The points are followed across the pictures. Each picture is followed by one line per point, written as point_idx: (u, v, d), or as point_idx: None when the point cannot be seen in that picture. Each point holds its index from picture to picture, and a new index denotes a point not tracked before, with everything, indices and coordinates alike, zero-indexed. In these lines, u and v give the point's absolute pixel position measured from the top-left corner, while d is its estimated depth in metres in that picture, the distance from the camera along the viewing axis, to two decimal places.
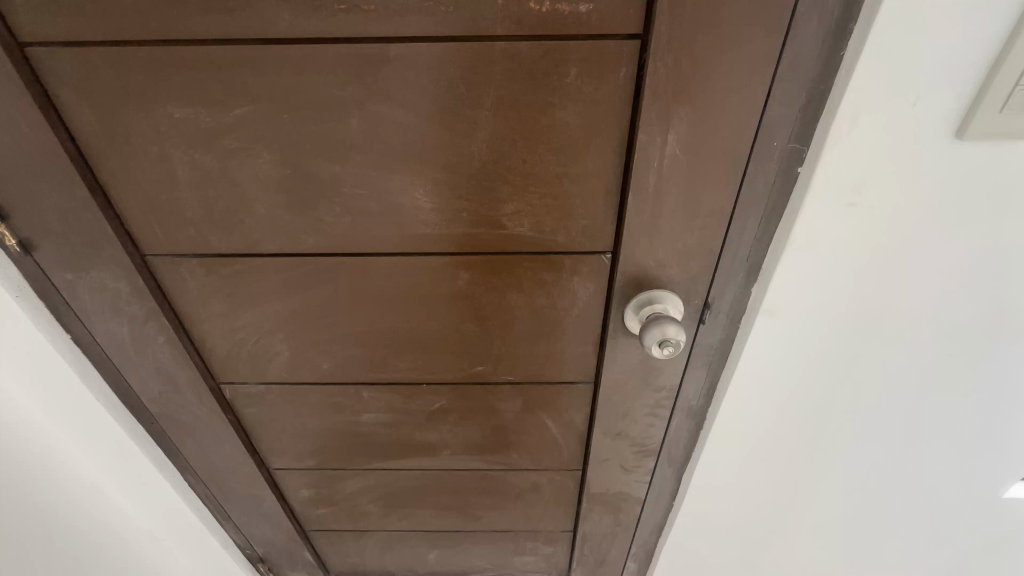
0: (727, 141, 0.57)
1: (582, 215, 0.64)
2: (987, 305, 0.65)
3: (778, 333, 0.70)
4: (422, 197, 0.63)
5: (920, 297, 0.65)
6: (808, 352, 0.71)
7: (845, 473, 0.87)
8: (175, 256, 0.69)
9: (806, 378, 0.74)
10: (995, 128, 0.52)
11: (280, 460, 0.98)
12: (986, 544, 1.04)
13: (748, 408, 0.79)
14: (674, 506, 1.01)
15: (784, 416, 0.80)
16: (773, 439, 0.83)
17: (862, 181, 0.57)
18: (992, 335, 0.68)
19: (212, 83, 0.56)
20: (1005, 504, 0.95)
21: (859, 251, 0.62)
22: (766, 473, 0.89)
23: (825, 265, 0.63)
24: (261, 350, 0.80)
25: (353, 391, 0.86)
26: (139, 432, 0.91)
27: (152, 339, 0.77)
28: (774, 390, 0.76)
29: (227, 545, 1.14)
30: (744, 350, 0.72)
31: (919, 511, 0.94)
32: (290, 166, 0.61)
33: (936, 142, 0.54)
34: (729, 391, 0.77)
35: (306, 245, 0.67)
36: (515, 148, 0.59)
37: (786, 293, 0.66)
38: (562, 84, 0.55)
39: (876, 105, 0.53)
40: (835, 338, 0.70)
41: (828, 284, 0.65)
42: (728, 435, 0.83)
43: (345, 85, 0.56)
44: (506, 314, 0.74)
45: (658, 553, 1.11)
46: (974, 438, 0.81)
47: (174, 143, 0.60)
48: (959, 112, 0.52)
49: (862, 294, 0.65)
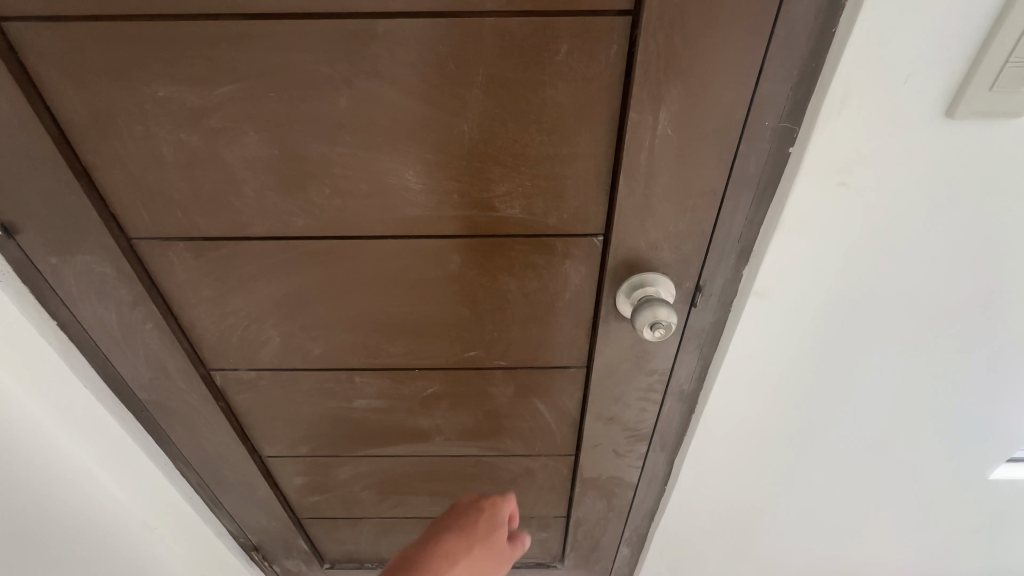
0: (719, 121, 0.57)
1: (573, 196, 0.64)
2: (976, 286, 0.66)
3: (769, 314, 0.70)
4: (413, 178, 0.62)
5: (910, 278, 0.65)
6: (798, 334, 0.72)
7: (833, 454, 0.89)
8: (162, 240, 0.68)
9: (796, 359, 0.75)
10: (987, 107, 0.52)
11: (274, 448, 0.98)
12: (971, 525, 1.06)
13: (739, 390, 0.80)
14: (666, 490, 1.02)
15: (774, 398, 0.81)
16: (763, 420, 0.84)
17: (853, 160, 0.57)
18: (979, 316, 0.69)
19: (197, 59, 0.54)
20: (989, 486, 0.97)
21: (848, 231, 0.62)
22: (757, 456, 0.90)
23: (815, 246, 0.64)
24: (251, 336, 0.79)
25: (345, 377, 0.85)
26: (130, 420, 0.91)
27: (141, 325, 0.77)
28: (765, 372, 0.77)
29: (221, 534, 1.14)
30: (736, 332, 0.73)
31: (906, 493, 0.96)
32: (277, 146, 0.60)
33: (924, 122, 0.54)
34: (720, 373, 0.78)
35: (296, 228, 0.67)
36: (507, 131, 0.59)
37: (778, 274, 0.66)
38: (553, 62, 0.55)
39: (866, 82, 0.53)
40: (826, 320, 0.70)
41: (819, 266, 0.65)
42: (718, 417, 0.84)
43: (333, 63, 0.55)
44: (497, 297, 0.74)
45: (651, 538, 1.12)
46: (960, 418, 0.82)
47: (159, 122, 0.58)
48: (950, 89, 0.52)
49: (851, 274, 0.66)
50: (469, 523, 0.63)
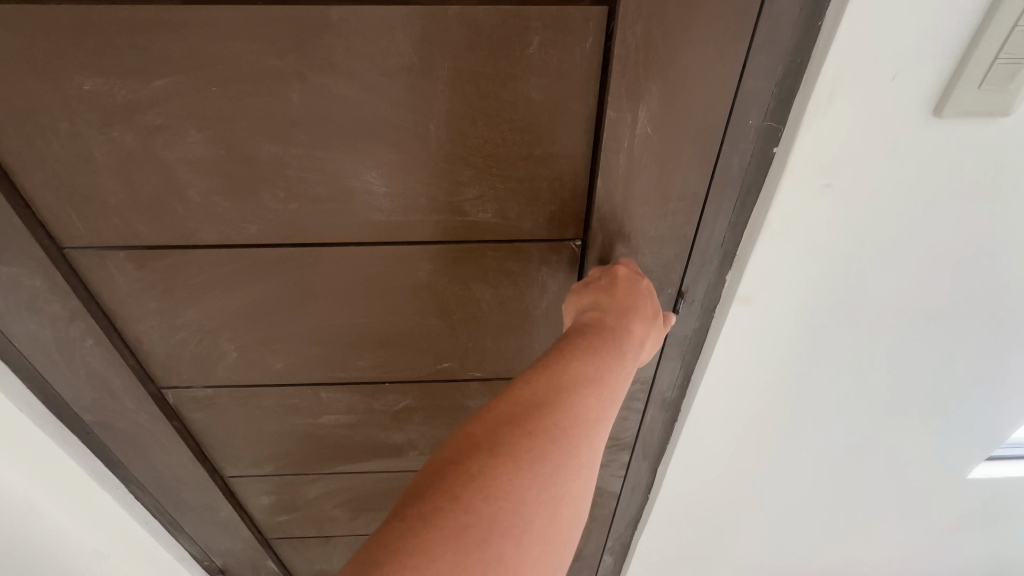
0: (701, 121, 0.54)
1: (550, 199, 0.60)
2: (961, 287, 0.64)
3: (753, 319, 0.68)
4: (376, 181, 0.57)
5: (895, 280, 0.64)
6: (784, 338, 0.70)
7: (817, 458, 0.87)
8: (100, 249, 0.62)
9: (781, 365, 0.73)
10: (976, 105, 0.50)
11: (236, 467, 0.93)
12: (953, 524, 1.06)
13: (723, 396, 0.78)
14: (649, 499, 0.99)
15: (760, 404, 0.78)
16: (748, 427, 0.82)
17: (839, 160, 0.55)
18: (964, 316, 0.67)
19: (125, 48, 0.48)
20: (972, 486, 0.96)
21: (835, 234, 0.60)
22: (741, 462, 0.88)
23: (801, 249, 0.61)
24: (205, 351, 0.74)
25: (311, 392, 0.80)
26: (75, 444, 0.84)
27: (80, 342, 0.70)
28: (751, 379, 0.75)
29: (183, 558, 1.07)
30: (720, 338, 0.70)
31: (889, 493, 0.95)
32: (222, 146, 0.54)
33: (912, 121, 0.52)
34: (703, 381, 0.76)
35: (249, 235, 0.61)
36: (478, 130, 0.55)
37: (762, 279, 0.64)
38: (524, 55, 0.50)
39: (855, 78, 0.50)
40: (811, 325, 0.68)
41: (805, 269, 0.63)
42: (704, 424, 0.82)
43: (281, 54, 0.49)
44: (471, 306, 0.70)
45: (634, 546, 1.09)
46: (942, 419, 0.81)
47: (86, 119, 0.52)
48: (937, 86, 0.50)
49: (837, 276, 0.63)
50: (649, 297, 0.60)
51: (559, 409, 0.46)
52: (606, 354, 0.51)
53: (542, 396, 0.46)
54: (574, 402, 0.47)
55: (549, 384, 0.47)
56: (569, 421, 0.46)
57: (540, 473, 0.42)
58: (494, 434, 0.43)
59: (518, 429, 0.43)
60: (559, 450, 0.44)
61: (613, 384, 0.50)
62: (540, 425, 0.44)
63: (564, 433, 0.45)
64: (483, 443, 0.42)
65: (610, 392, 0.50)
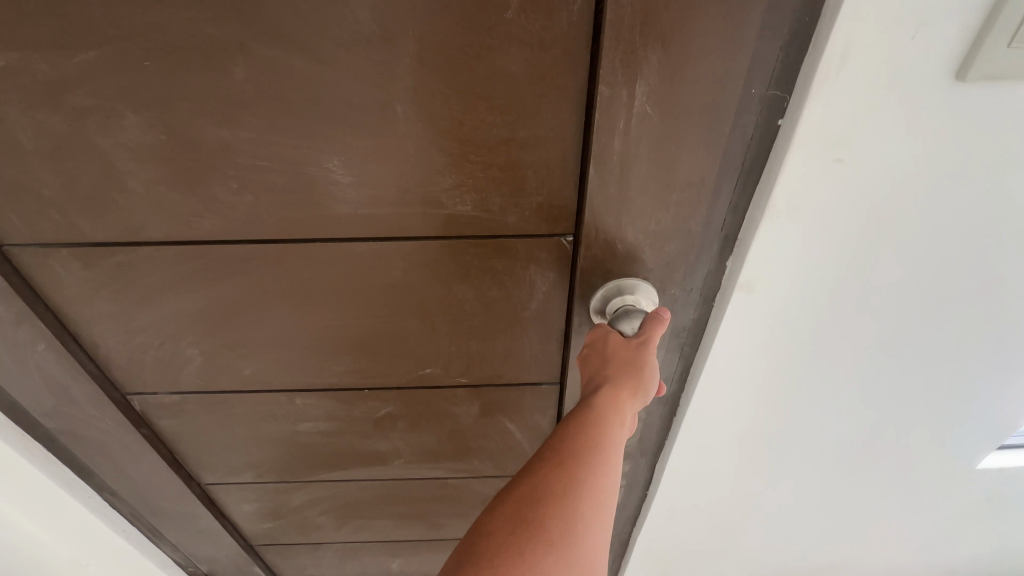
0: (709, 97, 0.46)
1: (537, 190, 0.53)
2: (982, 273, 0.57)
3: (755, 309, 0.61)
4: (338, 170, 0.51)
5: (910, 266, 0.57)
6: (787, 331, 0.63)
7: (821, 455, 0.81)
8: (41, 247, 0.56)
9: (784, 359, 0.66)
10: (1005, 67, 0.44)
11: (214, 474, 0.88)
12: (968, 519, 1.01)
13: (724, 392, 0.71)
14: (648, 497, 0.92)
15: (762, 401, 0.72)
16: (749, 425, 0.76)
17: (852, 130, 0.48)
18: (986, 304, 0.60)
19: (39, 16, 0.42)
20: (988, 481, 0.91)
21: (844, 216, 0.53)
22: (741, 461, 0.82)
23: (808, 232, 0.55)
24: (168, 356, 0.68)
25: (285, 399, 0.75)
26: (40, 452, 0.79)
27: (31, 346, 0.65)
28: (751, 374, 0.68)
29: (166, 565, 1.04)
30: (719, 330, 0.64)
31: (901, 488, 0.89)
32: (164, 131, 0.48)
33: (933, 86, 0.45)
34: (702, 375, 0.69)
35: (202, 231, 0.55)
36: (452, 111, 0.48)
37: (765, 265, 0.57)
38: (501, 21, 0.43)
39: (869, 36, 0.43)
40: (820, 316, 0.62)
41: (811, 255, 0.56)
42: (702, 421, 0.76)
43: (221, 22, 0.43)
44: (453, 308, 0.64)
45: (632, 543, 1.03)
46: (956, 414, 0.75)
47: (6, 101, 0.46)
48: (963, 45, 0.43)
49: (846, 263, 0.57)
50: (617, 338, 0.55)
51: (522, 490, 0.44)
52: (566, 423, 0.48)
53: (511, 485, 0.45)
54: (538, 477, 0.44)
55: (512, 482, 0.46)
56: (535, 495, 0.43)
57: (507, 559, 0.40)
58: (465, 548, 0.42)
59: (481, 533, 0.43)
60: (521, 538, 0.41)
61: (581, 443, 0.46)
62: (505, 513, 0.43)
63: (529, 509, 0.42)
64: (455, 560, 0.42)
65: (576, 460, 0.45)
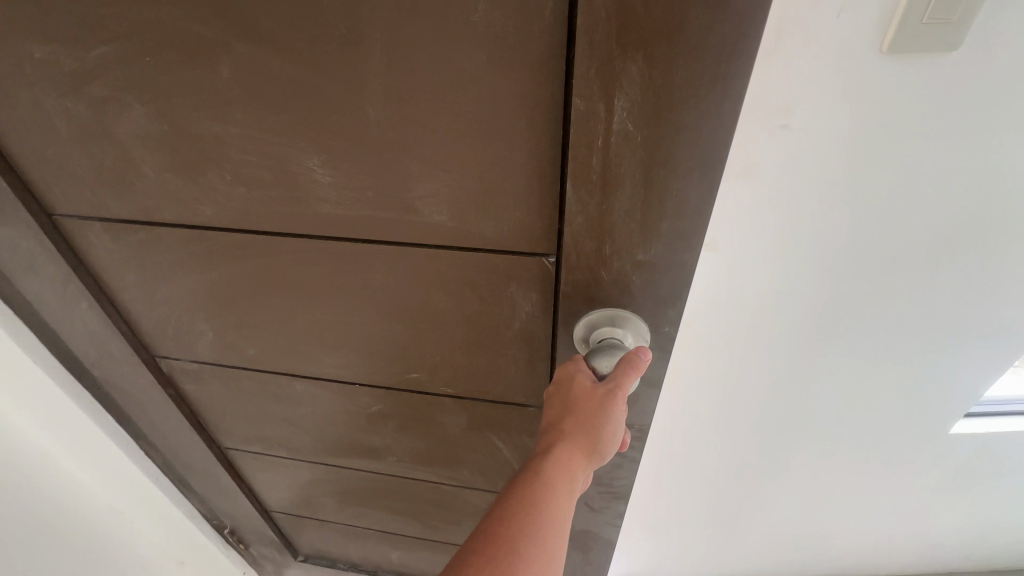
0: (701, 115, 0.40)
1: (515, 205, 0.50)
2: (940, 235, 0.61)
3: (725, 269, 0.65)
4: (318, 169, 0.51)
5: (870, 230, 0.61)
6: (756, 291, 0.67)
7: (802, 416, 0.85)
8: (80, 219, 0.63)
9: (757, 319, 0.70)
10: (928, 36, 0.47)
11: (230, 440, 0.95)
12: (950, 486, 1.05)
13: (704, 352, 0.76)
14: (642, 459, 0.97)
15: (740, 362, 0.77)
16: (729, 384, 0.80)
17: (796, 99, 0.52)
18: (947, 266, 0.64)
19: (62, 15, 0.46)
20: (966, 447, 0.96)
21: (802, 181, 0.57)
22: (726, 422, 0.87)
23: (766, 198, 0.59)
24: (184, 328, 0.74)
25: (284, 381, 0.78)
26: (88, 399, 0.89)
27: (76, 304, 0.73)
28: (726, 334, 0.73)
29: (192, 516, 1.13)
30: (694, 289, 0.68)
31: (882, 450, 0.93)
32: (166, 122, 0.51)
33: (870, 57, 0.49)
34: (683, 335, 0.73)
35: (204, 218, 0.58)
36: (423, 116, 0.46)
37: (727, 229, 0.62)
38: (469, 25, 0.41)
39: (802, 12, 0.47)
40: (786, 278, 0.66)
41: (772, 219, 0.60)
42: (685, 381, 0.80)
43: (206, 21, 0.44)
44: (436, 317, 0.62)
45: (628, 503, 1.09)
46: (929, 376, 0.79)
47: (44, 90, 0.51)
48: (892, 18, 0.46)
49: (807, 226, 0.61)
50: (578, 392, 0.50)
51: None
52: (510, 499, 0.43)
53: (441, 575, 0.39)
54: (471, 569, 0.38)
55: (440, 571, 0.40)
56: None
57: None
58: None
59: None
60: None
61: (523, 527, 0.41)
62: None
63: None
64: None
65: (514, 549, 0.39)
